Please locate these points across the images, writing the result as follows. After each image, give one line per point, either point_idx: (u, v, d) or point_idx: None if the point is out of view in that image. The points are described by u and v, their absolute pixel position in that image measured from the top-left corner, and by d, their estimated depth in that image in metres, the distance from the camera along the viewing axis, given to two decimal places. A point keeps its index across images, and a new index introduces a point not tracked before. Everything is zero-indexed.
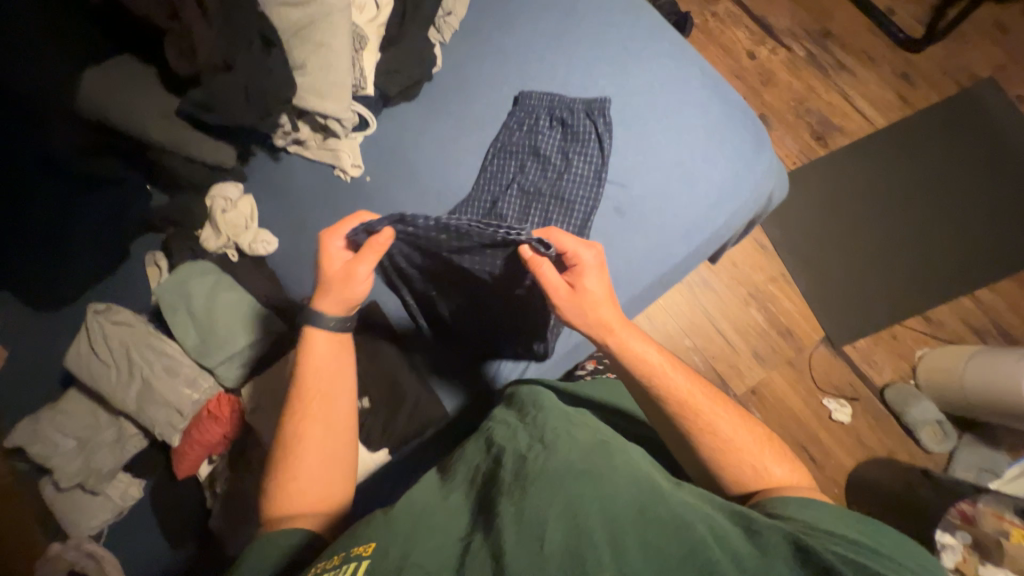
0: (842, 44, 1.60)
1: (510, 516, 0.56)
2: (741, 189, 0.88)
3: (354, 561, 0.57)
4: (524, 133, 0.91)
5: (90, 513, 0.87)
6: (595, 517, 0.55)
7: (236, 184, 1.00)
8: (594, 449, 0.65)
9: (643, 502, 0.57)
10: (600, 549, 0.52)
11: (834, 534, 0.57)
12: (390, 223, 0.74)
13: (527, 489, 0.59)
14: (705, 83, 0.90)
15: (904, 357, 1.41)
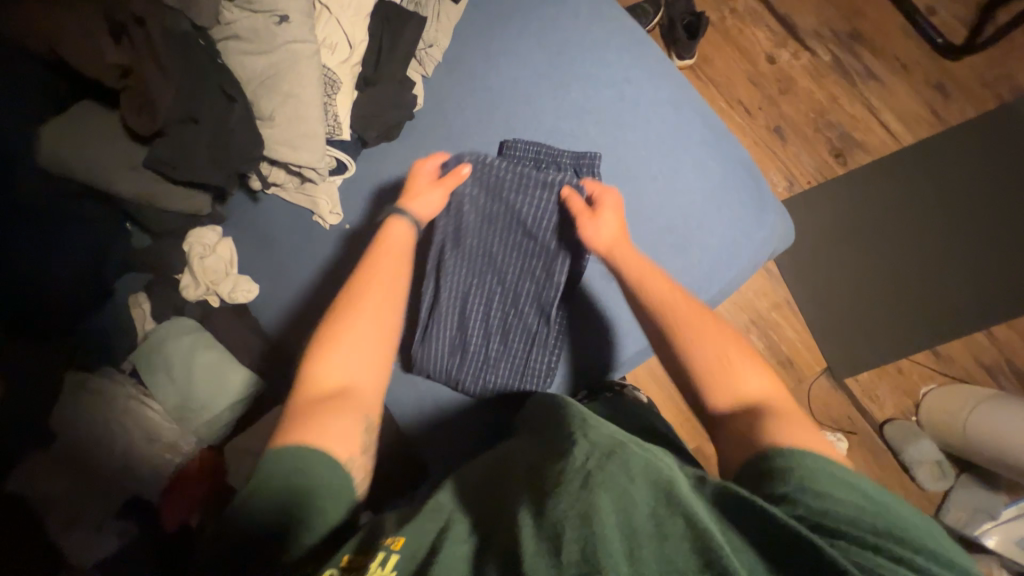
0: (872, 49, 1.47)
1: (526, 534, 0.44)
2: (740, 255, 0.81)
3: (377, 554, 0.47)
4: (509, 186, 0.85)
5: None
6: (614, 532, 0.42)
7: (214, 229, 0.97)
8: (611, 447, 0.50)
9: (670, 513, 0.44)
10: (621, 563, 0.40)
11: (857, 509, 0.46)
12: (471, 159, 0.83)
13: (532, 507, 0.46)
14: (706, 136, 0.83)
15: (907, 393, 1.37)
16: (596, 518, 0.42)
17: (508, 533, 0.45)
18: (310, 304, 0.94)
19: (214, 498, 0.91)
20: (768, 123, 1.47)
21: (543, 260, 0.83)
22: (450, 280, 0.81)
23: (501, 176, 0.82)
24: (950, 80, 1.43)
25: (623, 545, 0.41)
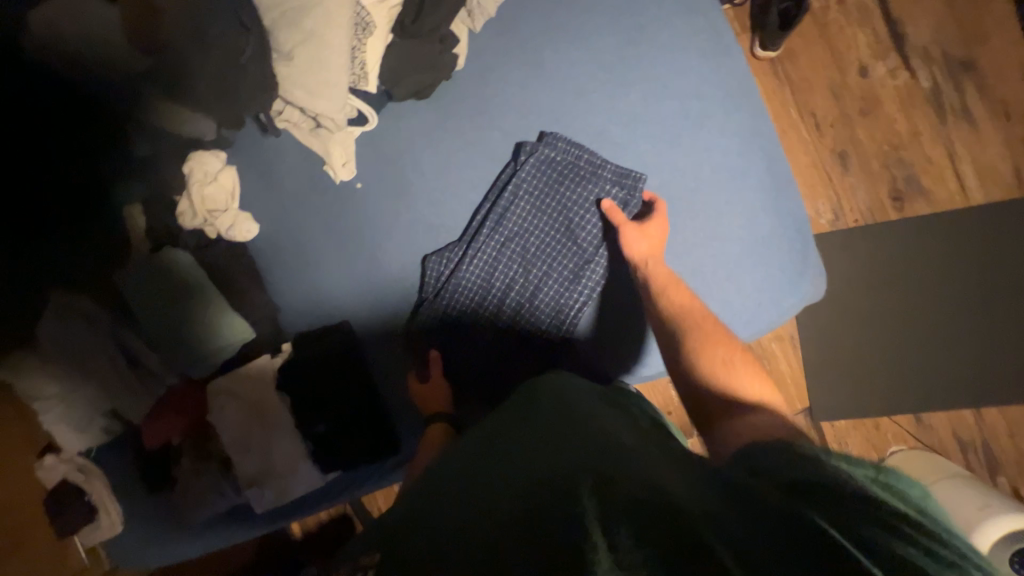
0: (979, 85, 1.29)
1: (507, 534, 0.43)
2: (761, 316, 0.76)
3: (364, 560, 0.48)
4: (540, 178, 0.79)
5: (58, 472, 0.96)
6: (589, 505, 0.41)
7: (217, 155, 0.89)
8: (592, 440, 0.52)
9: (646, 486, 0.43)
10: (597, 535, 0.38)
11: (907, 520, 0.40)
12: (523, 152, 0.79)
13: (512, 505, 0.46)
14: (765, 179, 0.75)
15: (875, 448, 1.37)
16: (575, 499, 0.43)
17: (490, 526, 0.45)
18: (312, 260, 0.91)
19: (190, 432, 0.91)
20: (834, 145, 1.33)
21: (571, 264, 0.81)
22: (466, 267, 0.82)
23: (533, 182, 0.79)
24: None
25: (599, 516, 0.40)
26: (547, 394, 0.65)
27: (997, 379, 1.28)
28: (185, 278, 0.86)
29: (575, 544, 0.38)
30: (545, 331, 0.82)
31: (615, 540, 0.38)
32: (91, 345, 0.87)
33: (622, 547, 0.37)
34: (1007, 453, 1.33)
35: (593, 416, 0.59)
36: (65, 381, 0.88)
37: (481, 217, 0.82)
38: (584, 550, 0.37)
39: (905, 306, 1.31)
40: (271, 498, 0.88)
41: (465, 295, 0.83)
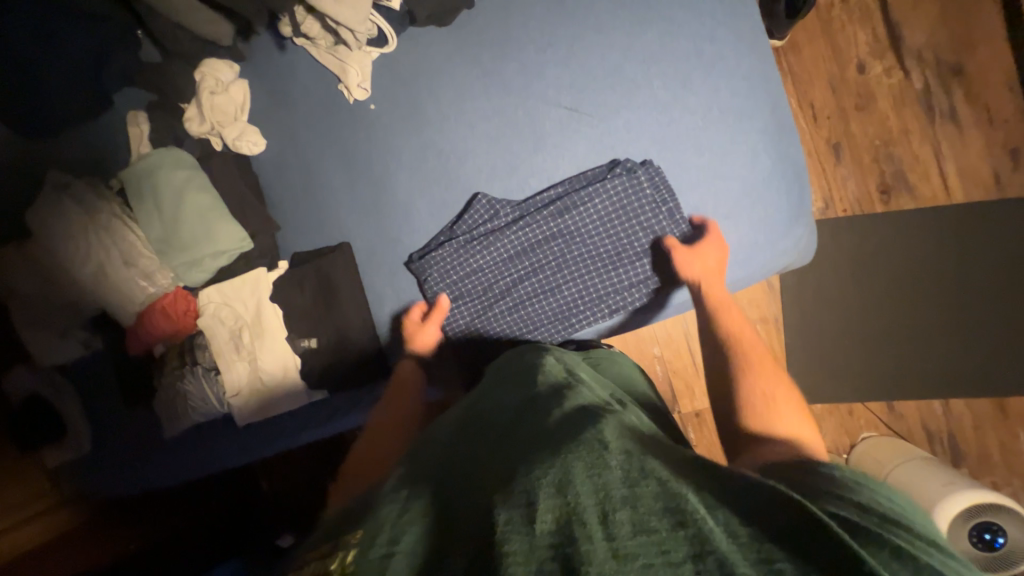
0: (966, 90, 1.36)
1: (498, 507, 0.42)
2: (755, 258, 0.80)
3: (337, 547, 0.43)
4: (617, 193, 0.78)
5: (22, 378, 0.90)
6: (587, 495, 0.42)
7: (231, 66, 0.90)
8: (583, 424, 0.53)
9: (640, 475, 0.44)
10: (594, 524, 0.39)
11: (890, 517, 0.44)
12: (613, 169, 0.79)
13: (502, 487, 0.46)
14: (769, 126, 0.78)
15: (848, 434, 1.39)
16: (570, 484, 0.43)
17: (481, 506, 0.44)
18: (318, 180, 0.91)
19: (178, 341, 0.89)
20: (830, 136, 1.39)
21: (600, 287, 0.82)
22: (506, 233, 0.82)
23: (604, 197, 0.79)
24: None
25: (596, 505, 0.41)
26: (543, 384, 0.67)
27: (958, 368, 1.36)
28: (185, 177, 0.85)
29: (571, 530, 0.39)
30: (541, 326, 0.84)
31: (612, 528, 0.39)
32: (71, 236, 0.82)
33: (619, 536, 0.38)
34: (975, 448, 1.35)
35: (552, 397, 0.61)
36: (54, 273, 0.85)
37: (533, 201, 0.82)
38: (580, 542, 0.37)
39: (880, 295, 1.38)
40: (253, 411, 0.88)
41: (493, 254, 0.83)
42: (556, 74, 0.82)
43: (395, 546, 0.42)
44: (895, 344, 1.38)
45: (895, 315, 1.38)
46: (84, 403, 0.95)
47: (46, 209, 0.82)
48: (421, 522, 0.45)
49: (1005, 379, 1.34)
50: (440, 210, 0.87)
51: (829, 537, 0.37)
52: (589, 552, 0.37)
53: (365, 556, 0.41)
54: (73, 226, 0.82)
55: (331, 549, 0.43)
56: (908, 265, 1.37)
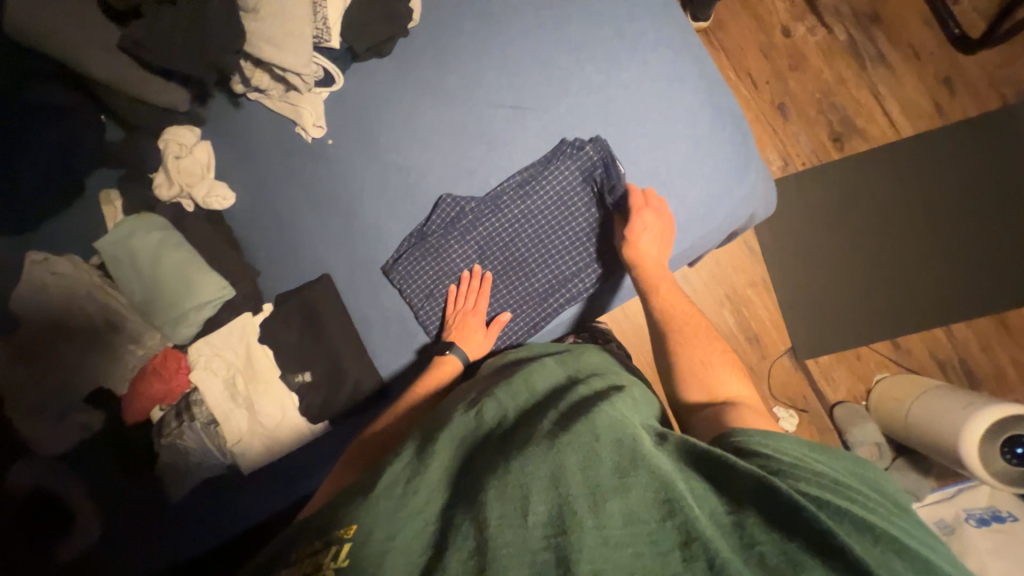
0: (888, 33, 1.44)
1: (491, 502, 0.49)
2: (717, 211, 0.82)
3: (336, 542, 0.50)
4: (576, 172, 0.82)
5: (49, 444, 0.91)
6: (580, 488, 0.48)
7: (193, 130, 0.95)
8: (577, 416, 0.57)
9: (630, 464, 0.50)
10: (584, 515, 0.46)
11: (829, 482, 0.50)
12: (571, 146, 0.82)
13: (506, 480, 0.50)
14: (702, 85, 0.82)
15: (861, 379, 1.41)
16: (565, 479, 0.49)
17: (479, 496, 0.50)
18: (292, 220, 0.94)
19: (176, 402, 0.88)
20: (773, 99, 1.45)
21: (576, 263, 0.84)
22: (473, 224, 0.85)
23: (558, 176, 0.82)
24: (959, 76, 1.41)
25: (588, 496, 0.48)
26: (541, 378, 0.70)
27: (952, 293, 1.36)
28: (160, 239, 0.87)
29: (566, 524, 0.46)
30: (522, 309, 0.87)
31: (603, 518, 0.46)
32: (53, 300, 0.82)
33: (609, 525, 0.46)
34: (988, 369, 1.35)
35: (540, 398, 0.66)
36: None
37: (499, 189, 0.85)
38: (573, 530, 0.45)
39: (856, 237, 1.41)
40: (257, 456, 0.87)
41: (466, 247, 0.86)
42: (496, 78, 0.86)
43: (389, 543, 0.49)
44: (884, 281, 1.39)
45: (878, 252, 1.39)
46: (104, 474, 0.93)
47: (32, 281, 0.83)
48: (423, 514, 0.52)
49: (1001, 295, 1.33)
50: (409, 223, 0.89)
51: (810, 530, 0.43)
52: (580, 541, 0.45)
53: (364, 550, 0.49)
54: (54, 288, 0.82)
55: (330, 544, 0.50)
56: (876, 207, 1.40)
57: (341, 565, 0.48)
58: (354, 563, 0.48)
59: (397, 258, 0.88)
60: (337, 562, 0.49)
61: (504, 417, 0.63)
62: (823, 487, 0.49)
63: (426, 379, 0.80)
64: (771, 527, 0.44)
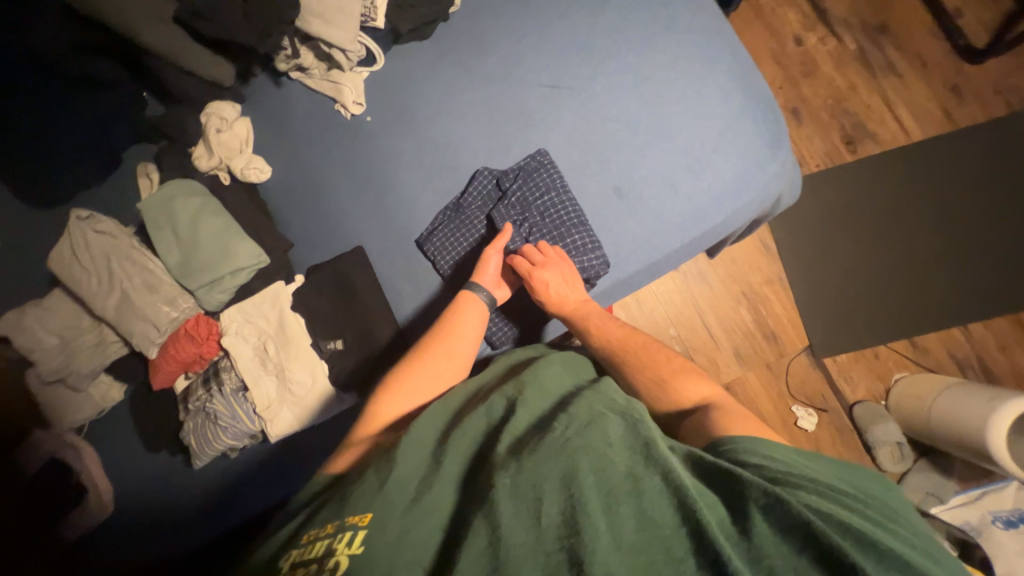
0: (896, 43, 1.50)
1: (501, 500, 0.45)
2: (750, 186, 0.84)
3: (348, 529, 0.48)
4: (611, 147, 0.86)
5: (75, 407, 0.91)
6: (590, 490, 0.44)
7: (234, 106, 0.97)
8: (589, 415, 0.53)
9: (644, 468, 0.46)
10: (597, 519, 0.43)
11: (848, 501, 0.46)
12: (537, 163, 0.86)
13: (519, 477, 0.47)
14: (733, 67, 0.85)
15: (880, 378, 1.39)
16: (575, 480, 0.45)
17: (488, 494, 0.47)
18: (327, 194, 0.96)
19: (204, 368, 0.88)
20: (787, 103, 1.50)
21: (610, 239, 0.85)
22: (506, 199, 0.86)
23: (523, 189, 0.85)
24: (965, 84, 1.47)
25: (600, 499, 0.44)
26: (545, 370, 0.64)
27: (965, 292, 1.38)
28: (200, 204, 0.88)
29: (577, 527, 0.43)
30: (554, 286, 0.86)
31: (615, 523, 0.43)
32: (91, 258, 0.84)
33: (622, 531, 0.43)
34: (1006, 368, 1.35)
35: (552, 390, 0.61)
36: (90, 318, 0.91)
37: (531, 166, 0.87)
38: (584, 534, 0.42)
39: (869, 237, 1.44)
40: (285, 424, 0.85)
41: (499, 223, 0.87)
42: (532, 59, 0.90)
43: (405, 536, 0.47)
44: (899, 280, 1.41)
45: (892, 251, 1.42)
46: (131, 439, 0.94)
47: (74, 240, 0.85)
48: (437, 514, 0.50)
49: (1012, 294, 1.37)
50: (445, 196, 0.91)
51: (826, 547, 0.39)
52: (593, 544, 0.41)
53: (376, 543, 0.46)
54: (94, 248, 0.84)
55: (340, 533, 0.48)
56: (889, 208, 1.44)
57: (353, 553, 0.46)
58: (368, 553, 0.46)
59: (430, 231, 0.89)
60: (350, 549, 0.46)
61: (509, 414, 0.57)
62: (845, 508, 0.44)
63: (446, 330, 0.76)
64: (787, 542, 0.41)
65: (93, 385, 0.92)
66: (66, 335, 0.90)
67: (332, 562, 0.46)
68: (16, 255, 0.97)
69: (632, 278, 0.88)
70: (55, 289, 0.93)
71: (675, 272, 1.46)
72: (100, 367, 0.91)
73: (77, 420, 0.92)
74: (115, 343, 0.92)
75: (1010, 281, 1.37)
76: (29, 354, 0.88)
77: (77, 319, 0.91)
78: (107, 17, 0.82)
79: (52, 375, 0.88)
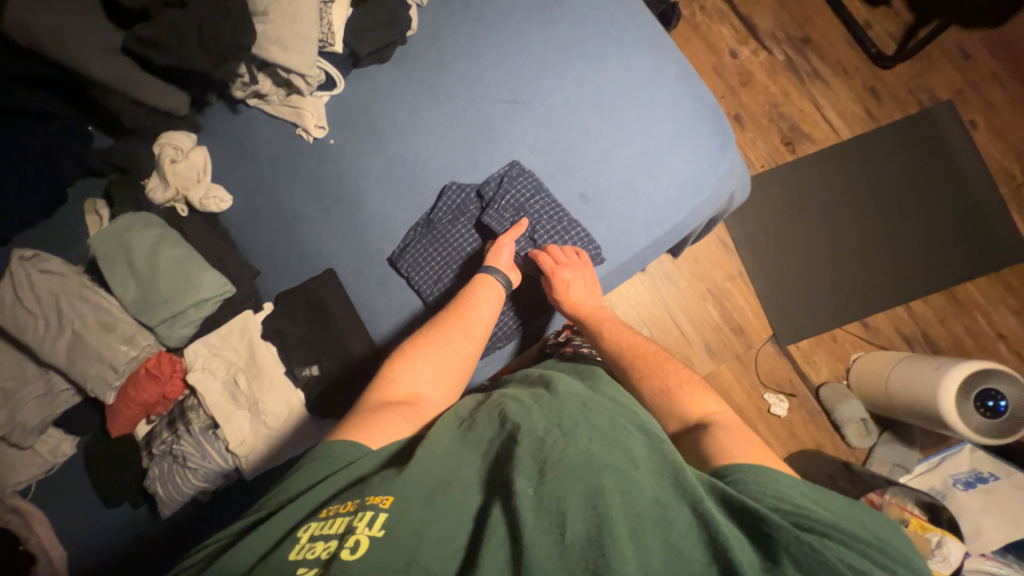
0: (818, 53, 1.65)
1: (525, 514, 0.46)
2: (706, 184, 0.89)
3: (367, 510, 0.48)
4: (574, 155, 0.89)
5: (20, 467, 0.83)
6: (619, 511, 0.45)
7: (188, 135, 0.95)
8: (614, 440, 0.54)
9: (676, 496, 0.48)
10: (625, 541, 0.43)
11: (872, 546, 0.47)
12: (516, 170, 0.87)
13: (546, 491, 0.48)
14: (679, 76, 0.91)
15: (840, 359, 1.48)
16: (603, 498, 0.46)
17: (510, 510, 0.47)
18: (293, 218, 0.94)
19: (169, 409, 0.84)
20: (730, 111, 1.61)
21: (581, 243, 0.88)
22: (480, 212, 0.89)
23: (511, 194, 0.86)
24: (881, 86, 1.62)
25: (626, 521, 0.45)
26: (564, 390, 0.66)
27: (903, 273, 1.50)
28: (157, 235, 0.84)
29: (603, 546, 0.43)
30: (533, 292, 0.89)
31: (642, 549, 0.44)
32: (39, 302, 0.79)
33: (649, 561, 0.43)
34: (947, 339, 1.47)
35: (574, 404, 0.62)
36: (35, 366, 0.84)
37: (499, 177, 0.89)
38: (612, 553, 0.42)
39: (816, 229, 1.54)
40: (262, 459, 0.81)
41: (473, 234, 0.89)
42: (492, 76, 0.93)
43: (423, 530, 0.47)
44: (846, 266, 1.52)
45: (836, 241, 1.53)
46: (85, 496, 0.86)
47: (18, 282, 0.80)
48: (456, 514, 0.50)
49: (943, 271, 1.50)
50: (415, 213, 0.91)
51: None
52: (620, 564, 0.42)
53: (393, 531, 0.46)
54: (40, 290, 0.79)
55: (361, 513, 0.48)
56: (830, 202, 1.55)
57: (376, 534, 0.45)
58: (389, 536, 0.46)
59: (403, 249, 0.89)
60: (370, 531, 0.46)
61: (528, 418, 0.58)
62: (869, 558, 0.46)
63: (463, 310, 0.79)
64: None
65: (40, 441, 0.85)
66: (8, 388, 0.82)
67: (353, 540, 0.45)
68: None
69: (605, 278, 0.91)
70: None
71: (643, 275, 1.51)
72: (50, 418, 0.83)
73: (22, 480, 0.84)
74: (66, 391, 0.85)
75: (940, 260, 1.50)
76: None
77: (21, 368, 0.84)
78: (47, 50, 0.79)
79: None
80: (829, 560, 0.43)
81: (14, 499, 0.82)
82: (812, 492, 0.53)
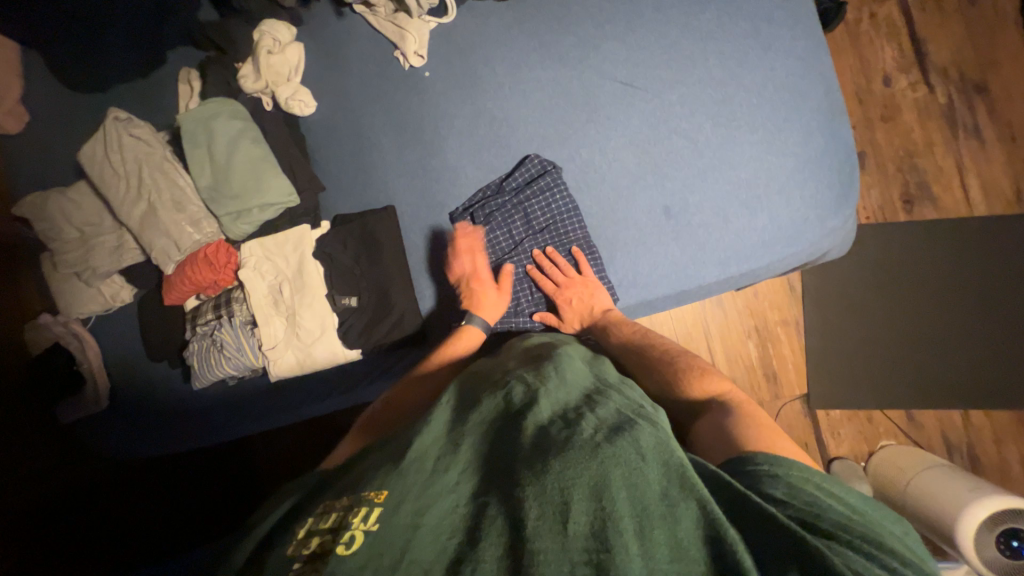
0: (987, 107, 1.41)
1: (527, 503, 0.43)
2: (805, 235, 0.80)
3: (362, 505, 0.45)
4: (672, 162, 0.81)
5: (82, 301, 0.91)
6: (623, 506, 0.42)
7: (289, 28, 0.91)
8: (619, 426, 0.49)
9: (677, 492, 0.43)
10: (629, 535, 0.40)
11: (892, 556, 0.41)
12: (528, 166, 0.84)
13: (547, 480, 0.44)
14: (822, 107, 0.81)
15: (867, 441, 1.39)
16: (608, 490, 0.43)
17: (512, 494, 0.44)
18: (367, 142, 0.92)
19: (218, 295, 0.88)
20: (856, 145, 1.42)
21: (648, 258, 0.82)
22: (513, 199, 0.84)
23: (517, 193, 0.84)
24: None
25: (633, 518, 0.41)
26: (571, 375, 0.61)
27: (975, 377, 1.37)
28: (240, 128, 0.86)
29: (608, 543, 0.40)
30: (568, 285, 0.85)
31: (648, 546, 0.40)
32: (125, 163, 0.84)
33: (655, 556, 0.40)
34: (993, 458, 1.36)
35: (572, 393, 0.57)
36: (111, 218, 0.90)
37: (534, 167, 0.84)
38: (616, 551, 0.39)
39: (899, 302, 1.40)
40: (289, 368, 0.85)
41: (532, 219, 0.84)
42: (613, 49, 0.84)
43: (418, 519, 0.43)
44: (914, 351, 1.39)
45: (915, 322, 1.39)
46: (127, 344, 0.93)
47: (110, 137, 0.85)
48: (452, 495, 0.46)
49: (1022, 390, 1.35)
50: (488, 174, 0.87)
51: None
52: (623, 564, 0.39)
53: (392, 517, 0.43)
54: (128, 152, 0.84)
55: (357, 507, 0.45)
56: (927, 278, 1.39)
57: (369, 530, 0.42)
58: (381, 529, 0.43)
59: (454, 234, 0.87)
60: (365, 525, 0.43)
61: (532, 404, 0.53)
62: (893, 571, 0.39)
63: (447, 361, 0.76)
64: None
65: (104, 283, 0.92)
66: (87, 231, 0.90)
67: (347, 535, 0.42)
68: (43, 135, 0.95)
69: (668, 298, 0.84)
70: (80, 180, 0.92)
71: None
72: (116, 268, 0.90)
73: (83, 312, 0.92)
74: (133, 249, 0.90)
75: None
76: (48, 240, 0.89)
77: (98, 217, 0.90)
78: None
79: (71, 266, 0.89)
80: (833, 565, 0.37)
81: (75, 325, 0.92)
82: (802, 469, 0.47)
